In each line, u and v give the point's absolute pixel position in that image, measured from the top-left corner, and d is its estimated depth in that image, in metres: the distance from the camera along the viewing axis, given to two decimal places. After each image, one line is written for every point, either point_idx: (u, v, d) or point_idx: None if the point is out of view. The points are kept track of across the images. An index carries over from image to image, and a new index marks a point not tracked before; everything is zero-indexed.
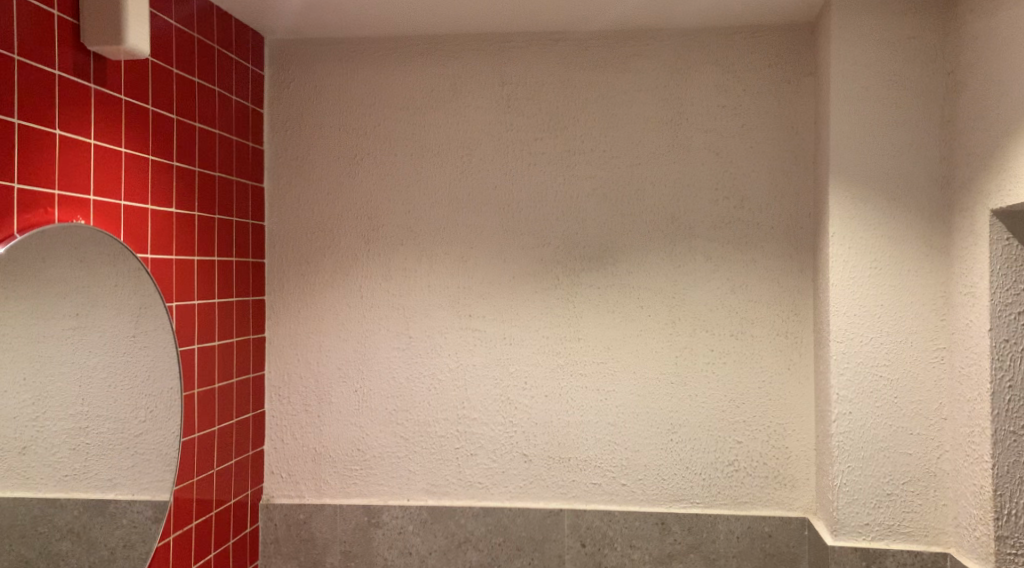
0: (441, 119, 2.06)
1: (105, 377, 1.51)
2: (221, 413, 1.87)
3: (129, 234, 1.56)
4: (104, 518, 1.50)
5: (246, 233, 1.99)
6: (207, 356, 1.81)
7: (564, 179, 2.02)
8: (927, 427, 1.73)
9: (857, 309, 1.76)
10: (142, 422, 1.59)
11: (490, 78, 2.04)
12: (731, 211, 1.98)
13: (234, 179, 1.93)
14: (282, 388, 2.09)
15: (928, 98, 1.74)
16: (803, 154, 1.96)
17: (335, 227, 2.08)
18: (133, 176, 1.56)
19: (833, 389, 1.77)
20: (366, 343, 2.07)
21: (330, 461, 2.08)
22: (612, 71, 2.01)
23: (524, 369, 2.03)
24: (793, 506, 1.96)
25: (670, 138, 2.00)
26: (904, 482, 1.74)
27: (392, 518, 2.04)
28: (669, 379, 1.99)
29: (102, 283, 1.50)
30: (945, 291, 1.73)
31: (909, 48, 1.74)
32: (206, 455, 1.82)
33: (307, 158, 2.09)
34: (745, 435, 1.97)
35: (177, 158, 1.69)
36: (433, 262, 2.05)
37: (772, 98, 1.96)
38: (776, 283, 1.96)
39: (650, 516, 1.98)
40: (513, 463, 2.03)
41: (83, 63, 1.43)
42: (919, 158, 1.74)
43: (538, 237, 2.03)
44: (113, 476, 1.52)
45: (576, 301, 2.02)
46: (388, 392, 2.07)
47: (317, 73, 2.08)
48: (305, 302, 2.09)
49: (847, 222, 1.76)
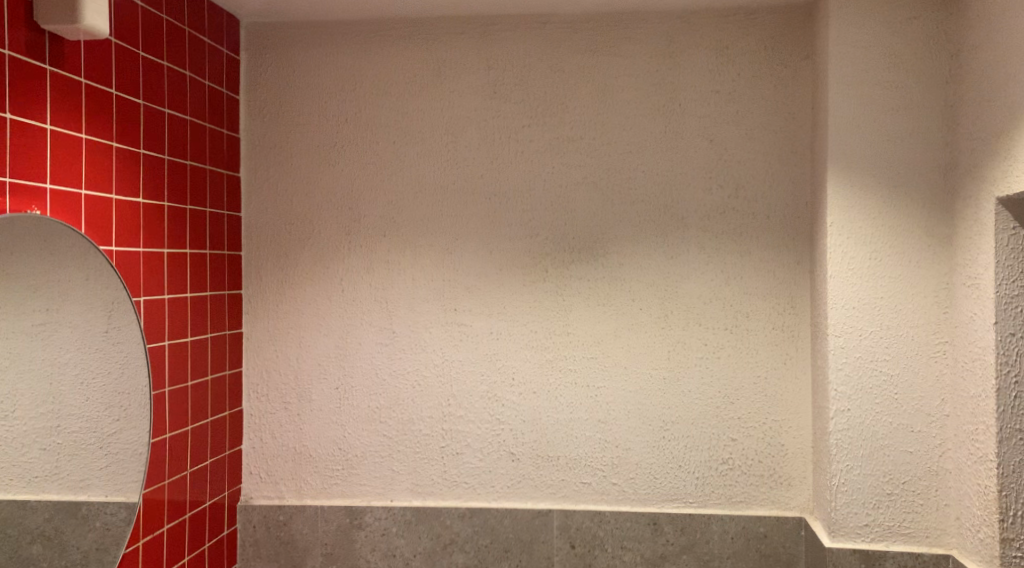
0: (425, 106, 1.98)
1: (77, 375, 1.45)
2: (195, 412, 1.80)
3: (92, 225, 1.48)
4: (77, 520, 1.43)
5: (221, 225, 1.91)
6: (179, 352, 1.73)
7: (553, 167, 1.95)
8: (929, 424, 1.67)
9: (856, 303, 1.69)
10: (116, 421, 1.52)
11: (475, 63, 1.97)
12: (726, 200, 1.91)
13: (207, 169, 1.85)
14: (261, 386, 2.02)
15: (930, 80, 1.66)
16: (800, 141, 1.89)
17: (314, 217, 2.00)
18: (95, 163, 1.48)
19: (831, 385, 1.70)
20: (348, 338, 2.00)
21: (311, 461, 2.01)
22: (602, 55, 1.94)
23: (512, 364, 1.96)
24: (789, 505, 1.89)
25: (662, 125, 1.92)
26: (905, 482, 1.68)
27: (376, 519, 1.97)
28: (661, 375, 1.92)
29: (73, 277, 1.43)
30: (948, 283, 1.66)
31: (910, 29, 1.67)
32: (179, 456, 1.74)
33: (286, 147, 2.01)
34: (739, 432, 1.91)
35: (144, 145, 1.61)
36: (417, 254, 1.98)
37: (768, 83, 1.89)
38: (772, 275, 1.90)
39: (642, 517, 1.91)
40: (501, 462, 1.96)
41: (38, 43, 1.35)
42: (922, 143, 1.67)
43: (526, 228, 1.95)
44: (86, 476, 1.45)
45: (566, 294, 1.95)
46: (371, 390, 1.99)
47: (296, 57, 2.00)
48: (284, 297, 2.01)
49: (846, 211, 1.69)
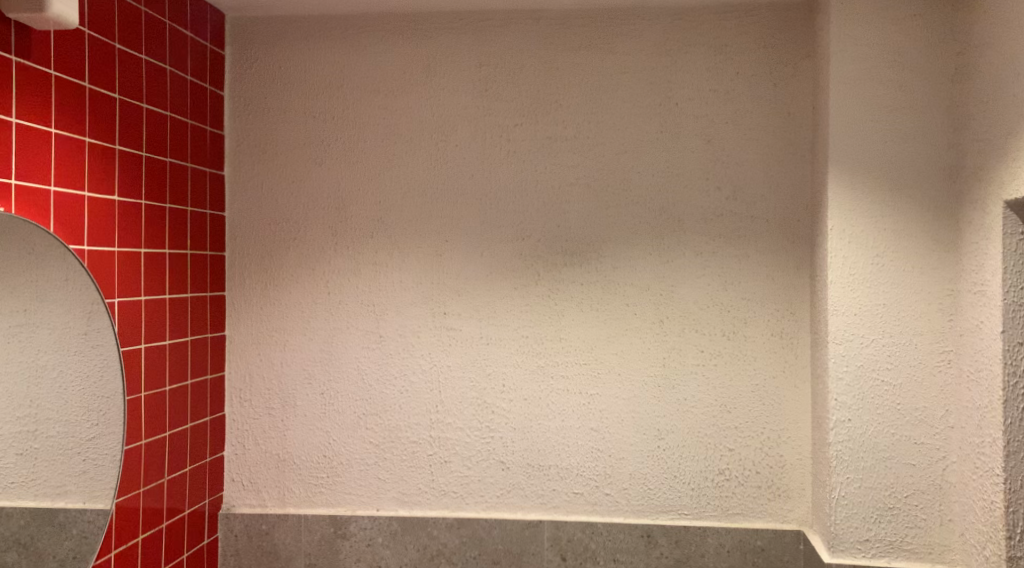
0: (413, 104, 1.92)
1: (55, 378, 1.40)
2: (173, 417, 1.74)
3: (63, 223, 1.42)
4: (53, 528, 1.38)
5: (203, 225, 1.86)
6: (156, 355, 1.68)
7: (545, 168, 1.89)
8: (932, 436, 1.61)
9: (857, 310, 1.63)
10: (94, 426, 1.47)
11: (466, 59, 1.91)
12: (724, 202, 1.85)
13: (188, 167, 1.79)
14: (243, 390, 1.96)
15: (936, 80, 1.61)
16: (800, 143, 1.83)
17: (299, 217, 1.95)
18: (67, 158, 1.42)
19: (831, 394, 1.64)
20: (334, 342, 1.94)
21: (294, 469, 1.95)
22: (596, 52, 1.88)
23: (502, 370, 1.90)
24: (787, 518, 1.83)
25: (658, 124, 1.87)
26: (907, 496, 1.62)
27: (361, 529, 1.92)
28: (656, 382, 1.86)
29: (53, 278, 1.39)
30: (952, 289, 1.60)
31: (915, 26, 1.61)
32: (156, 463, 1.68)
33: (271, 145, 1.95)
34: (736, 441, 1.84)
35: (120, 141, 1.55)
36: (405, 255, 1.92)
37: (768, 82, 1.83)
38: (771, 280, 1.84)
39: (635, 529, 1.85)
40: (490, 471, 1.90)
41: (3, 33, 1.29)
42: (926, 145, 1.61)
43: (518, 231, 1.90)
44: (62, 483, 1.40)
45: (558, 298, 1.89)
46: (357, 396, 1.94)
47: (282, 52, 1.95)
48: (269, 299, 1.95)
49: (847, 215, 1.63)
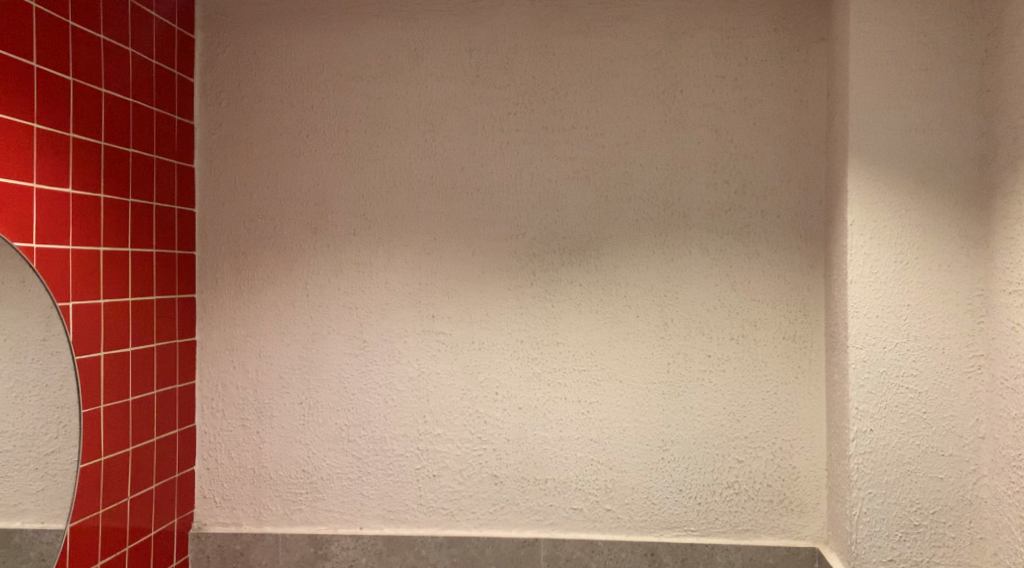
0: (399, 91, 1.79)
1: (12, 388, 1.25)
2: (138, 431, 1.60)
3: (8, 217, 1.28)
4: (8, 551, 1.24)
5: (171, 221, 1.72)
6: (118, 363, 1.53)
7: (541, 160, 1.76)
8: (961, 447, 1.49)
9: (879, 311, 1.51)
10: (55, 439, 1.33)
11: (455, 44, 1.78)
12: (732, 196, 1.72)
13: (154, 158, 1.65)
14: (216, 401, 1.82)
15: (963, 63, 1.49)
16: (814, 133, 1.71)
17: (276, 213, 1.81)
18: (11, 146, 1.28)
19: (851, 403, 1.52)
20: (314, 348, 1.80)
21: (272, 485, 1.81)
22: (595, 36, 1.76)
23: (495, 378, 1.77)
24: (801, 534, 1.71)
25: (662, 113, 1.74)
26: (934, 512, 1.50)
27: (343, 549, 1.78)
28: (660, 389, 1.74)
29: (6, 279, 1.25)
30: (983, 289, 1.48)
31: (940, 6, 1.49)
32: (118, 480, 1.54)
33: (245, 136, 1.81)
34: (746, 452, 1.72)
35: (74, 128, 1.41)
36: (390, 254, 1.79)
37: (779, 68, 1.71)
38: (782, 280, 1.72)
39: (638, 547, 1.73)
40: (482, 486, 1.77)
41: None
42: (953, 133, 1.49)
43: (512, 227, 1.77)
44: (18, 501, 1.26)
45: (555, 299, 1.76)
46: (339, 406, 1.80)
47: (257, 36, 1.81)
48: (244, 300, 1.81)
49: (869, 209, 1.51)
